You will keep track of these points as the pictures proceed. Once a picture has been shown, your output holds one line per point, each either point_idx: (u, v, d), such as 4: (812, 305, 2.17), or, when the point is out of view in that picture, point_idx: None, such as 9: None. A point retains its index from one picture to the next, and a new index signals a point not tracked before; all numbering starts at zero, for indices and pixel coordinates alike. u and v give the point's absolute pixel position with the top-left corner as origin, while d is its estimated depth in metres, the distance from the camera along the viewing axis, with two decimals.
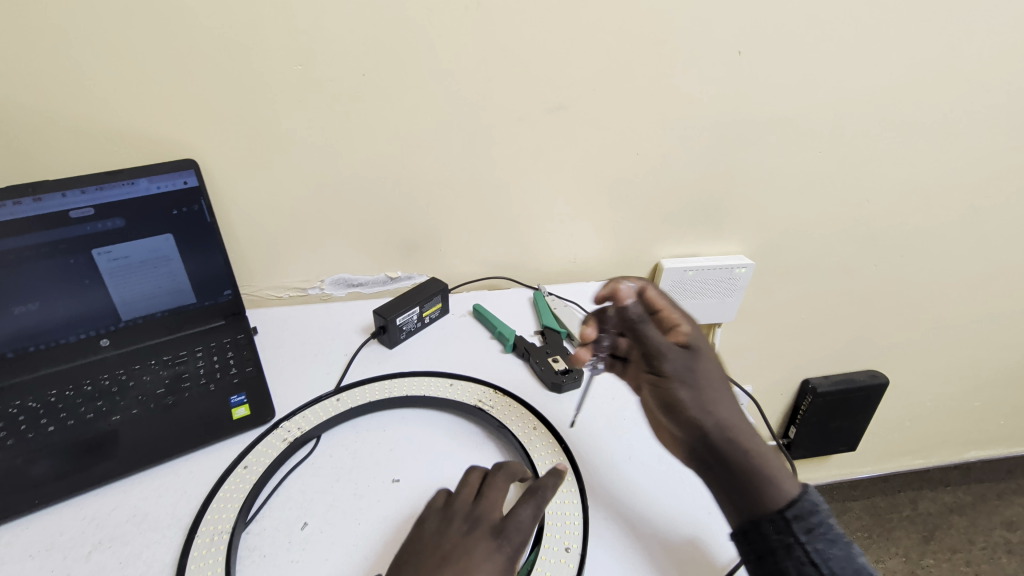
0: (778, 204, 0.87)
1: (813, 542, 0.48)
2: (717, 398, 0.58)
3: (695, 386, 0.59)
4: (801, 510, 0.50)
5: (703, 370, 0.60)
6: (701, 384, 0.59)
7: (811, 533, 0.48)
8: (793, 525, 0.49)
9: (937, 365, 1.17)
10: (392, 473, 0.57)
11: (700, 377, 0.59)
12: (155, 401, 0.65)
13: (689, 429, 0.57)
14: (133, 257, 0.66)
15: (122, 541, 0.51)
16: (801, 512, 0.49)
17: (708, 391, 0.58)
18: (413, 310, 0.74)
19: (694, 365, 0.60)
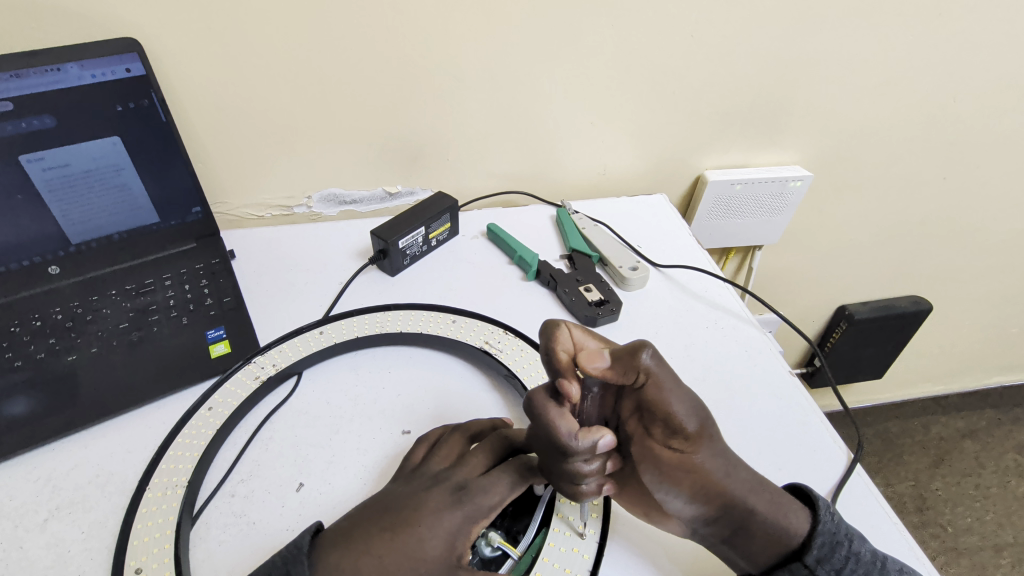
0: (849, 102, 0.72)
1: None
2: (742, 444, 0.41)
3: (723, 452, 0.38)
4: (823, 549, 0.36)
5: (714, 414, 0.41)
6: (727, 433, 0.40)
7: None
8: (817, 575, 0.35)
9: (988, 289, 1.04)
10: (402, 425, 0.48)
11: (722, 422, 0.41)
12: (118, 338, 0.54)
13: (712, 510, 0.37)
14: (75, 166, 0.53)
15: (84, 507, 0.43)
16: (823, 553, 0.36)
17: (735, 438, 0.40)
18: (418, 231, 0.63)
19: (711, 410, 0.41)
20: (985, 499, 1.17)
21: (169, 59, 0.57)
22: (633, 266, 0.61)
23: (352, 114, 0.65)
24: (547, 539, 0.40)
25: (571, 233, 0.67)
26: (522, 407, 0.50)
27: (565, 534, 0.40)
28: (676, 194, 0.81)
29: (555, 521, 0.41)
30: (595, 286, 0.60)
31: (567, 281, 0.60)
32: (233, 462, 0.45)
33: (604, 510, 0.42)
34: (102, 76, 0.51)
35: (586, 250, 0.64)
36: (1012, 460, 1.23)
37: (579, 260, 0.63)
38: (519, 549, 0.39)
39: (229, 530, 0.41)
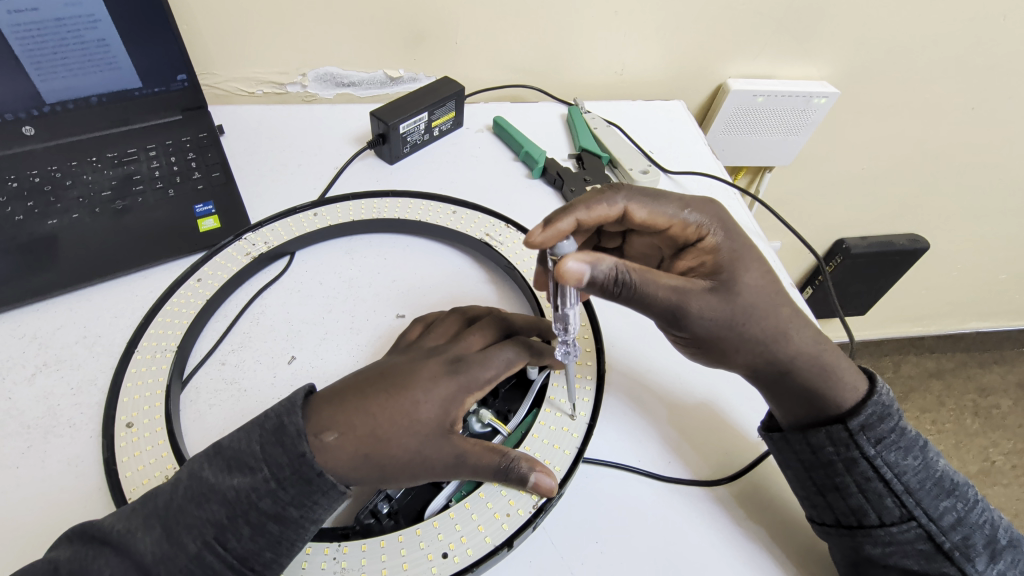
0: (892, 11, 0.67)
1: (882, 455, 0.35)
2: (791, 319, 0.38)
3: (745, 338, 0.37)
4: (869, 418, 0.36)
5: (763, 289, 0.38)
6: (770, 313, 0.37)
7: (880, 445, 0.35)
8: (859, 438, 0.35)
9: (988, 232, 1.03)
10: (397, 308, 0.47)
11: (768, 298, 0.37)
12: (101, 206, 0.51)
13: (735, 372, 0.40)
14: (44, 12, 0.47)
15: (72, 366, 0.42)
16: (869, 421, 0.36)
17: (781, 316, 0.38)
18: (421, 116, 0.59)
19: (752, 288, 0.37)
20: (938, 433, 1.23)
21: None
22: (643, 170, 0.59)
23: None
24: (537, 418, 0.40)
25: (582, 132, 0.63)
26: (521, 301, 0.49)
27: (556, 415, 0.40)
28: (692, 103, 0.77)
29: (547, 403, 0.41)
30: (603, 187, 0.57)
31: (575, 180, 0.58)
32: (223, 332, 0.45)
33: (595, 396, 0.42)
34: None
35: (596, 151, 0.61)
36: (970, 400, 1.28)
37: (588, 160, 0.61)
38: (509, 426, 0.40)
39: (219, 395, 0.41)
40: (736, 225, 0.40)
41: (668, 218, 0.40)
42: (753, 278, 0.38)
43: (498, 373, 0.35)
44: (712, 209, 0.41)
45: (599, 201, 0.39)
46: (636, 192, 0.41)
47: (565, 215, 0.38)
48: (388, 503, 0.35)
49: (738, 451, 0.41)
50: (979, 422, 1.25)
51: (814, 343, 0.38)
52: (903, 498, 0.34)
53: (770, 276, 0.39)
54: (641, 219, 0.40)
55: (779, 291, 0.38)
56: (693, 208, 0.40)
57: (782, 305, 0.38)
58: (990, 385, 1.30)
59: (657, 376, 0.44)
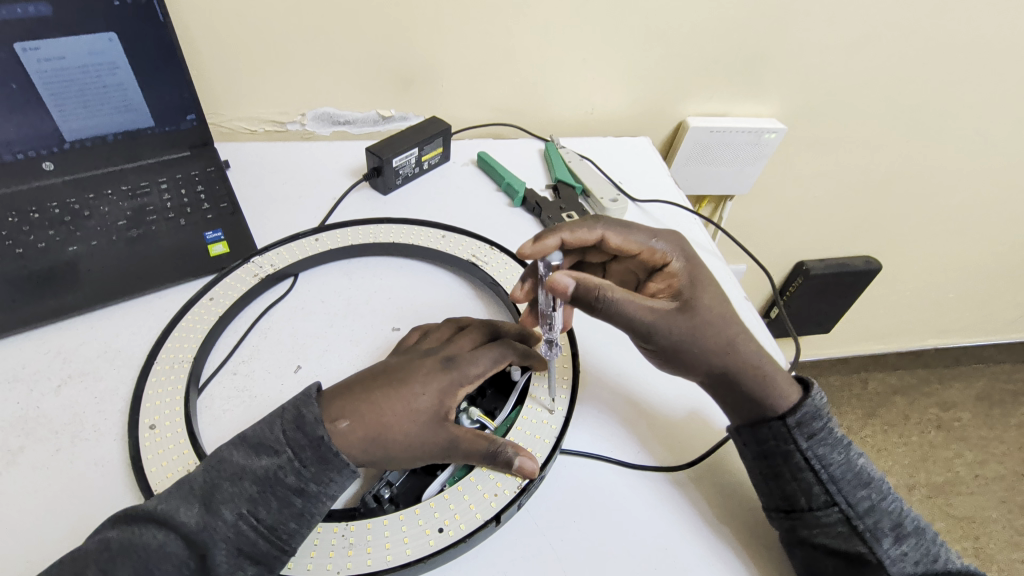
0: (827, 58, 0.76)
1: (813, 447, 0.40)
2: (739, 334, 0.43)
3: (692, 346, 0.42)
4: (805, 417, 0.41)
5: (715, 307, 0.44)
6: (719, 328, 0.43)
7: (812, 439, 0.41)
8: (794, 432, 0.40)
9: (934, 254, 1.12)
10: (393, 322, 0.52)
11: (718, 315, 0.43)
12: (118, 234, 0.56)
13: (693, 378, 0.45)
14: (70, 60, 0.53)
15: (94, 377, 0.46)
16: (804, 419, 0.41)
17: (729, 330, 0.43)
18: (412, 151, 0.65)
19: (706, 306, 0.43)
20: (906, 446, 1.29)
21: None
22: (613, 198, 0.65)
23: (349, 30, 0.66)
24: (520, 414, 0.45)
25: (558, 165, 0.70)
26: (505, 314, 0.54)
27: (536, 410, 0.45)
28: (657, 139, 0.85)
29: (529, 400, 0.46)
30: (577, 214, 0.64)
31: (552, 208, 0.64)
32: (234, 345, 0.49)
33: (571, 394, 0.47)
34: None
35: (571, 181, 0.68)
36: (934, 414, 1.35)
37: (563, 190, 0.67)
38: (496, 421, 0.44)
39: (232, 402, 0.45)
40: (695, 256, 0.47)
41: (639, 245, 0.47)
42: (708, 298, 0.44)
43: (484, 369, 0.40)
44: (676, 241, 0.48)
45: (581, 227, 0.47)
46: (614, 223, 0.48)
47: (552, 235, 0.46)
48: (389, 489, 0.40)
49: (702, 437, 0.46)
50: (943, 435, 1.31)
51: (759, 356, 0.43)
52: (828, 486, 0.40)
53: (722, 299, 0.45)
54: (616, 244, 0.48)
55: (728, 310, 0.44)
56: (660, 238, 0.47)
57: (731, 323, 0.43)
58: (952, 399, 1.37)
59: (629, 379, 0.49)
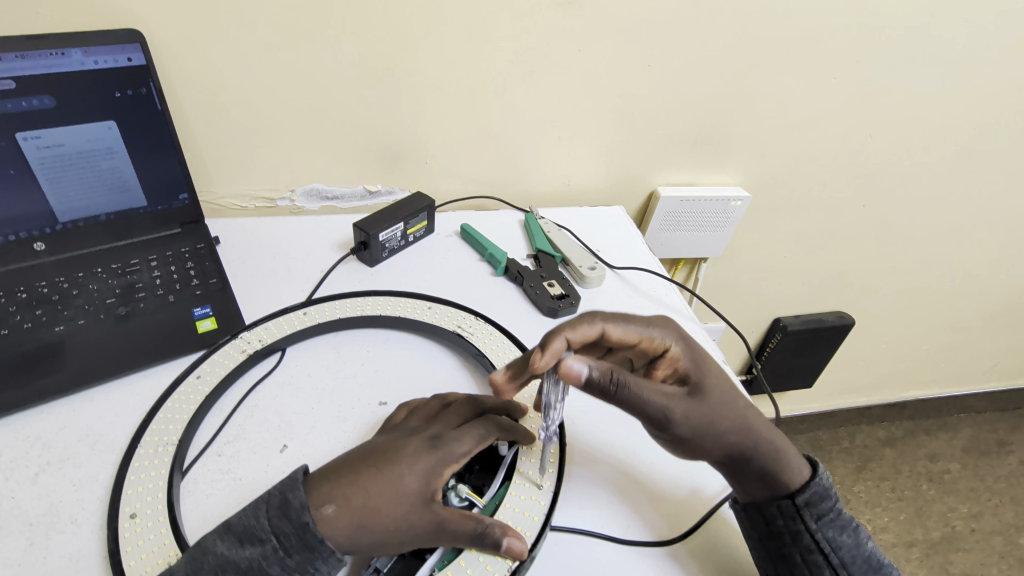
0: (782, 133, 0.83)
1: (822, 529, 0.43)
2: (750, 412, 0.45)
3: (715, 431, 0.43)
4: (813, 495, 0.44)
5: (724, 389, 0.45)
6: (732, 410, 0.44)
7: (821, 521, 0.43)
8: (804, 513, 0.43)
9: (904, 309, 1.17)
10: (379, 396, 0.53)
11: (729, 396, 0.45)
12: (105, 312, 0.56)
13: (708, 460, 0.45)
14: (68, 146, 0.55)
15: (74, 463, 0.45)
16: (813, 499, 0.44)
17: (741, 411, 0.45)
18: (398, 225, 0.68)
19: (716, 389, 0.45)
20: (899, 500, 1.29)
21: (167, 49, 0.61)
22: (591, 266, 0.68)
23: (338, 114, 0.70)
24: (509, 489, 0.45)
25: (538, 236, 0.73)
26: (490, 385, 0.55)
27: (525, 485, 0.45)
28: (632, 207, 0.89)
29: (517, 475, 0.46)
30: (557, 282, 0.66)
31: (533, 277, 0.67)
32: (220, 425, 0.49)
33: (560, 464, 0.47)
34: (104, 63, 0.54)
35: (551, 251, 0.71)
36: (922, 466, 1.36)
37: (544, 259, 0.70)
38: (485, 498, 0.44)
39: (217, 485, 0.45)
40: (691, 338, 0.48)
41: (640, 334, 0.47)
42: (715, 380, 0.45)
43: (470, 448, 0.40)
44: (672, 325, 0.48)
45: (581, 324, 0.45)
46: (608, 316, 0.47)
47: (556, 338, 0.44)
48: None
49: (692, 509, 0.45)
50: (934, 488, 1.32)
51: (770, 431, 0.46)
52: (838, 571, 0.41)
53: (725, 378, 0.46)
54: (617, 336, 0.47)
55: (734, 390, 0.46)
56: (657, 324, 0.48)
57: (741, 403, 0.45)
58: (938, 451, 1.39)
59: (615, 446, 0.49)
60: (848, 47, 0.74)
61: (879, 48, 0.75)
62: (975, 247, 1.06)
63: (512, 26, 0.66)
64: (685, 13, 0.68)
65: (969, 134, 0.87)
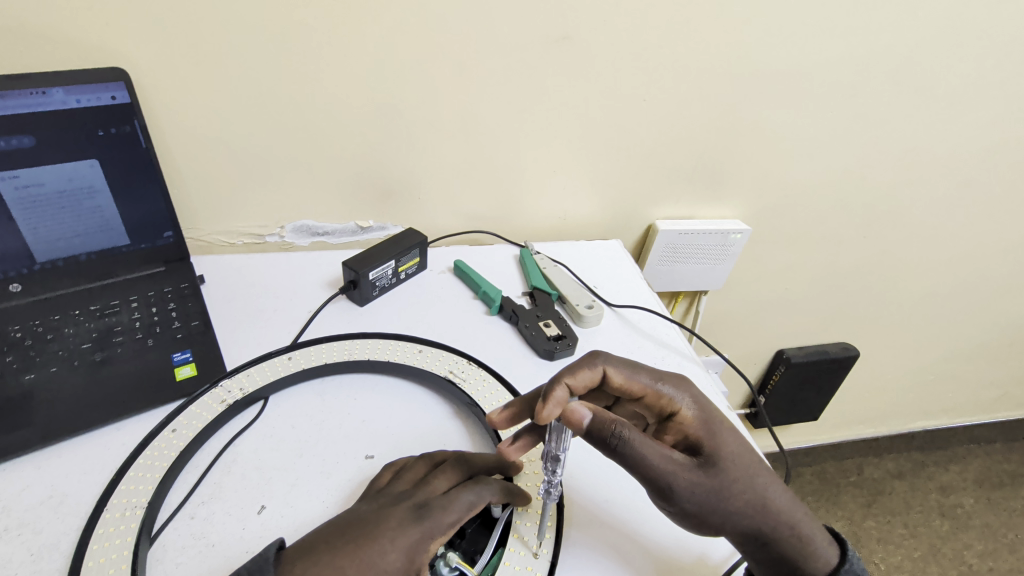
0: (781, 166, 0.82)
1: None
2: (768, 486, 0.43)
3: (725, 504, 0.41)
4: None
5: (739, 458, 0.43)
6: (748, 481, 0.42)
7: None
8: None
9: (909, 340, 1.14)
10: (366, 449, 0.50)
11: (744, 467, 0.43)
12: (80, 358, 0.53)
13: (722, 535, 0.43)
14: (48, 186, 0.53)
15: (35, 528, 0.42)
16: None
17: (758, 484, 0.43)
18: (389, 263, 0.66)
19: (729, 457, 0.43)
20: (912, 537, 1.24)
21: (153, 87, 0.60)
22: (588, 305, 0.66)
23: (328, 150, 0.69)
24: (503, 557, 0.42)
25: (534, 273, 0.71)
26: (483, 434, 0.53)
27: (521, 553, 0.42)
28: (630, 240, 0.88)
29: (511, 541, 0.43)
30: (554, 322, 0.64)
31: (529, 316, 0.64)
32: (195, 484, 0.46)
33: (558, 527, 0.44)
34: (87, 101, 0.52)
35: (547, 288, 0.69)
36: (934, 500, 1.32)
37: (539, 297, 0.68)
38: (476, 567, 0.41)
39: (188, 552, 0.42)
40: (705, 400, 0.47)
41: (643, 386, 0.46)
42: (729, 446, 0.43)
43: (457, 517, 0.40)
44: (684, 386, 0.47)
45: (583, 368, 0.46)
46: (614, 360, 0.47)
47: (559, 384, 0.44)
48: None
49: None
50: (948, 523, 1.28)
51: (791, 509, 0.43)
52: None
53: (743, 446, 0.44)
54: (618, 381, 0.47)
55: (752, 460, 0.44)
56: (667, 382, 0.47)
57: (759, 476, 0.43)
58: (950, 483, 1.36)
59: (617, 507, 0.46)
60: (844, 80, 0.74)
61: (875, 80, 0.74)
62: (979, 277, 1.04)
63: (505, 62, 0.65)
64: (679, 48, 0.67)
65: (969, 165, 0.86)
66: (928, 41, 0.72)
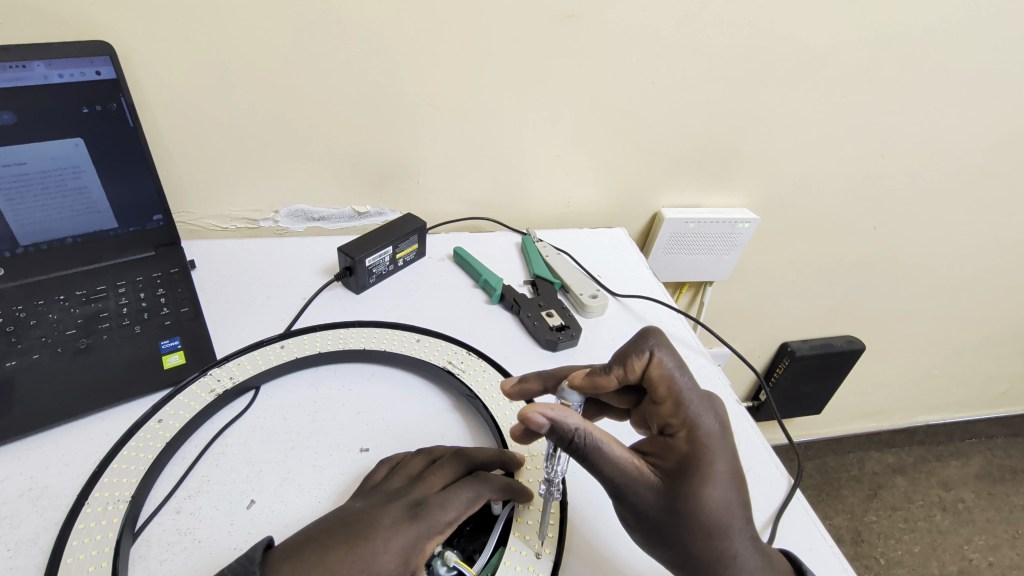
0: (792, 153, 0.79)
1: None
2: (734, 556, 0.38)
3: (669, 537, 0.38)
4: None
5: (720, 508, 0.38)
6: (709, 539, 0.38)
7: None
8: None
9: (915, 334, 1.12)
10: (360, 442, 0.48)
11: (714, 522, 0.38)
12: (63, 345, 0.51)
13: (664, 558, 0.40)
14: (31, 165, 0.50)
15: (12, 523, 0.40)
16: None
17: (722, 544, 0.38)
18: (386, 250, 0.64)
19: (705, 507, 0.37)
20: (913, 532, 1.23)
21: (140, 64, 0.57)
22: (592, 294, 0.64)
23: (324, 132, 0.66)
24: (503, 558, 0.40)
25: (536, 261, 0.69)
26: (482, 427, 0.51)
27: (521, 553, 0.40)
28: (634, 228, 0.86)
29: (512, 540, 0.41)
30: (556, 312, 0.62)
31: (530, 306, 0.62)
32: (180, 477, 0.44)
33: (560, 530, 0.42)
34: (70, 77, 0.49)
35: (550, 277, 0.67)
36: (936, 495, 1.30)
37: (541, 286, 0.66)
38: (475, 568, 0.40)
39: (172, 549, 0.40)
40: (723, 439, 0.39)
41: (668, 397, 0.40)
42: (714, 495, 0.38)
43: (455, 515, 0.38)
44: (710, 414, 0.40)
45: (633, 357, 0.40)
46: (669, 352, 0.40)
47: (608, 374, 0.40)
48: None
49: None
50: (949, 518, 1.26)
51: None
52: None
53: (732, 503, 0.38)
54: (654, 379, 0.40)
55: (733, 521, 0.38)
56: (694, 403, 0.39)
57: (731, 535, 0.38)
58: (951, 478, 1.34)
59: None
60: (861, 65, 0.71)
61: (893, 65, 0.71)
62: (988, 271, 1.02)
63: (509, 40, 0.63)
64: (691, 29, 0.65)
65: (984, 155, 0.83)
66: (949, 25, 0.69)
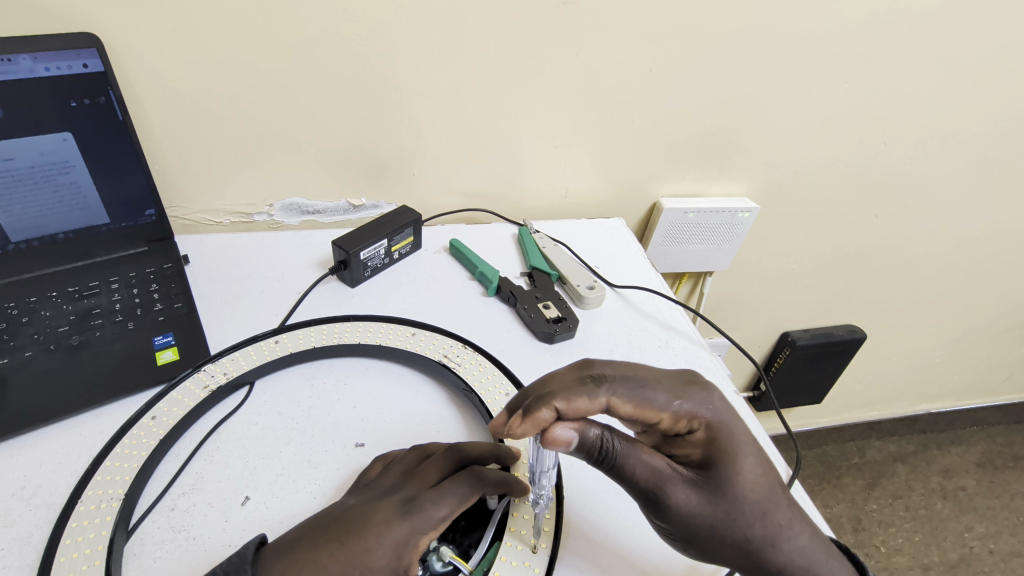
0: (792, 141, 0.78)
1: None
2: (785, 524, 0.39)
3: (720, 529, 0.38)
4: None
5: (757, 487, 0.38)
6: (760, 518, 0.38)
7: None
8: None
9: (916, 323, 1.12)
10: (355, 437, 0.47)
11: (761, 497, 0.38)
12: (56, 342, 0.50)
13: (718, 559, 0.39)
14: (19, 161, 0.49)
15: (6, 521, 0.40)
16: None
17: (772, 519, 0.38)
18: (381, 243, 0.63)
19: (748, 486, 0.38)
20: (913, 520, 1.23)
21: (127, 55, 0.56)
22: (590, 285, 0.63)
23: (317, 124, 0.66)
24: (499, 553, 0.40)
25: (533, 253, 0.69)
26: (478, 421, 0.50)
27: (517, 548, 0.40)
28: (632, 218, 0.85)
29: (508, 535, 0.41)
30: (553, 304, 0.61)
31: (527, 298, 0.62)
32: (174, 475, 0.44)
33: (556, 525, 0.42)
34: (56, 70, 0.48)
35: (546, 268, 0.66)
36: (936, 483, 1.30)
37: (538, 278, 0.65)
38: (471, 563, 0.39)
39: (166, 547, 0.40)
40: (731, 415, 0.40)
41: (658, 411, 0.39)
42: (750, 471, 0.39)
43: (447, 510, 0.37)
44: (706, 398, 0.40)
45: (582, 398, 0.37)
46: (623, 385, 0.39)
47: (545, 407, 0.36)
48: None
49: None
50: (949, 506, 1.26)
51: (805, 549, 0.39)
52: None
53: (768, 474, 0.39)
54: (626, 412, 0.39)
55: (774, 490, 0.39)
56: (684, 398, 0.40)
57: (774, 507, 0.39)
58: (952, 466, 1.34)
59: (620, 493, 0.44)
60: (863, 51, 0.70)
61: (896, 49, 0.70)
62: (991, 258, 1.01)
63: (503, 27, 0.61)
64: (689, 14, 0.63)
65: (988, 141, 0.82)
66: (954, 7, 0.67)
